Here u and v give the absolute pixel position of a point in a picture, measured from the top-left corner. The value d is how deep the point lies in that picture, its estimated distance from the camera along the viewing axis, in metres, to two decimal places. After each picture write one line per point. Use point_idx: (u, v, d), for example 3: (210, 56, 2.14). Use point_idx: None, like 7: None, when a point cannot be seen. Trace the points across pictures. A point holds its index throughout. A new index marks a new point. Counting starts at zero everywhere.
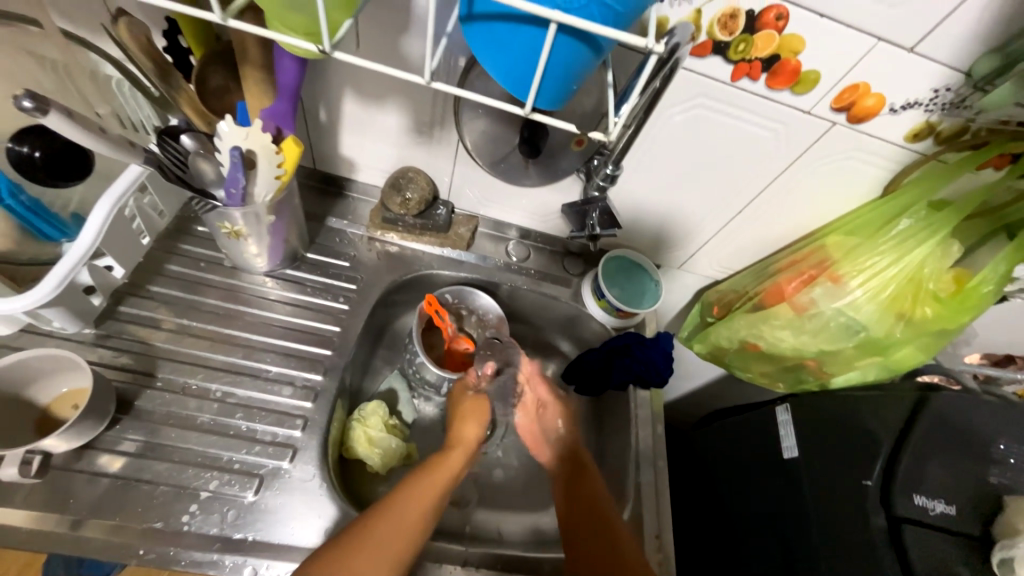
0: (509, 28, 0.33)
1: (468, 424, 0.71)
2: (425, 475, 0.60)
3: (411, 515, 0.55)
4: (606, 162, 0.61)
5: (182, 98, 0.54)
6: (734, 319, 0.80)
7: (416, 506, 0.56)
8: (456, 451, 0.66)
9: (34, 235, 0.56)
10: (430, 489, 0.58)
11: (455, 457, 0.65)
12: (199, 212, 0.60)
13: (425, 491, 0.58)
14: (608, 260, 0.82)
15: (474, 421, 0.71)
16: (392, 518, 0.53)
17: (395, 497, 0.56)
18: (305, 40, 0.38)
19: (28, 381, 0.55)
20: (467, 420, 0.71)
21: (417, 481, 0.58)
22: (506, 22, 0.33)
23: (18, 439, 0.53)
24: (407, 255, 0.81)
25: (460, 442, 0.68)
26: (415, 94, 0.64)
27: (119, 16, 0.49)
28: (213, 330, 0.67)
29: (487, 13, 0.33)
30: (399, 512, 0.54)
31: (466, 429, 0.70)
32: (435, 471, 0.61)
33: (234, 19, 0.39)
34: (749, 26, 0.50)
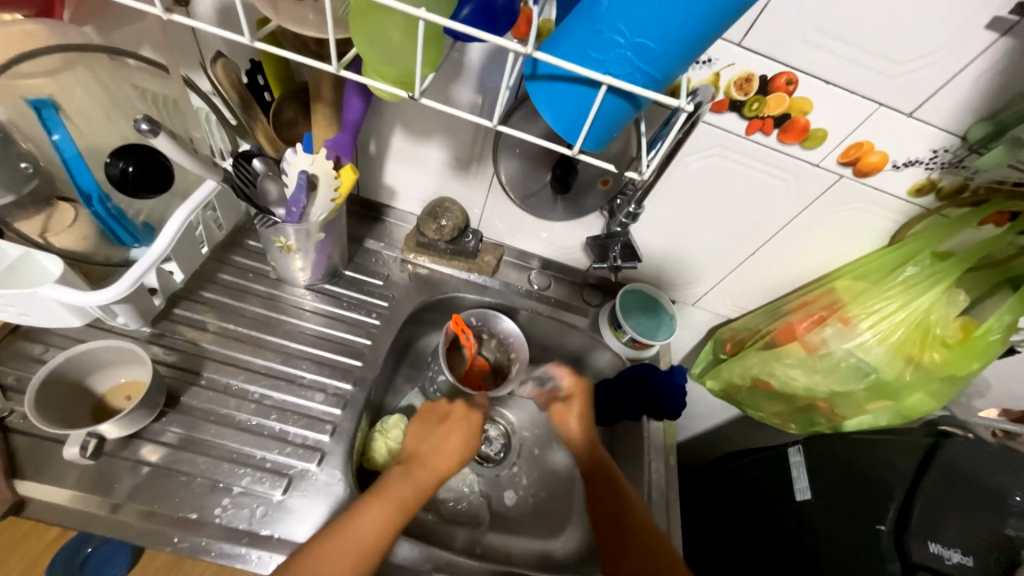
0: (567, 87, 0.39)
1: (441, 450, 0.66)
2: (369, 506, 0.57)
3: (353, 544, 0.54)
4: (630, 201, 0.66)
5: (258, 128, 0.62)
6: (748, 356, 0.82)
7: (370, 528, 0.56)
8: (408, 478, 0.62)
9: (109, 239, 0.62)
10: (376, 520, 0.56)
11: (405, 485, 0.61)
12: (258, 226, 0.66)
13: (366, 526, 0.56)
14: (625, 293, 0.87)
15: (450, 449, 0.66)
16: (334, 551, 0.53)
17: (338, 528, 0.55)
18: (398, 87, 0.43)
19: (90, 370, 0.60)
20: (442, 444, 0.66)
21: (361, 514, 0.56)
22: (564, 83, 0.39)
23: (75, 422, 0.58)
24: (435, 278, 0.87)
25: (422, 470, 0.64)
26: (459, 133, 0.71)
27: (218, 58, 0.57)
28: (254, 335, 0.71)
29: (549, 73, 0.39)
30: (342, 541, 0.54)
31: (438, 454, 0.65)
32: (382, 502, 0.58)
33: (347, 70, 0.43)
34: (763, 88, 0.56)
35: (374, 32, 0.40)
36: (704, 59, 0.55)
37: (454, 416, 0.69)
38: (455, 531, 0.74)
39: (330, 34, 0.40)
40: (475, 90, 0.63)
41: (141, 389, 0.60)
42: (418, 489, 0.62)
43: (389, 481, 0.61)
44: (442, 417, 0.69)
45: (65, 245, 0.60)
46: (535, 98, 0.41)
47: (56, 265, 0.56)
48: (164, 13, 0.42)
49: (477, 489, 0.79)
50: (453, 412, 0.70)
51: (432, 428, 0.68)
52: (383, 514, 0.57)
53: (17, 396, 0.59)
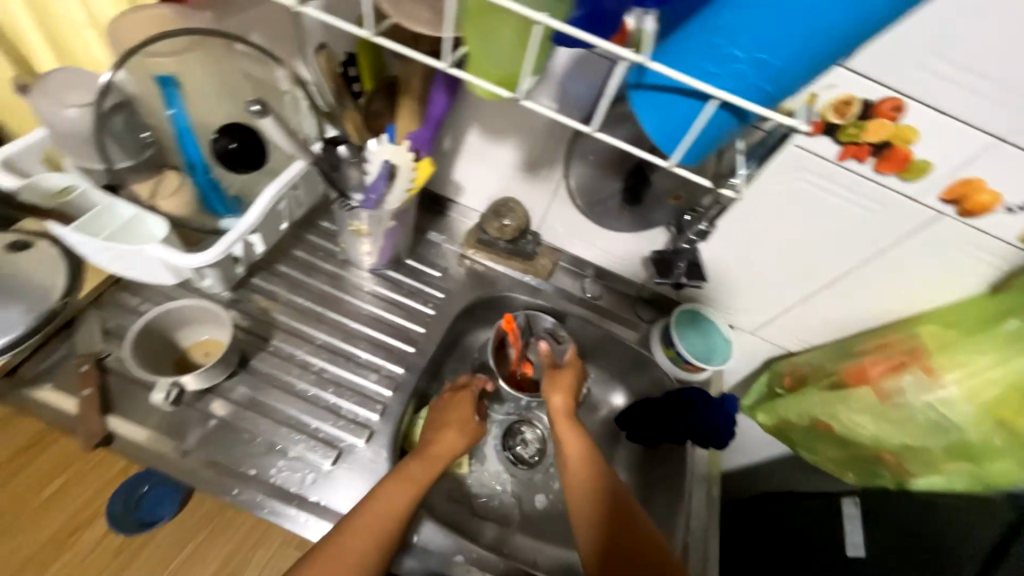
0: (674, 99, 0.38)
1: (450, 433, 0.67)
2: (390, 486, 0.59)
3: (374, 524, 0.56)
4: (701, 219, 0.65)
5: (347, 117, 0.65)
6: (808, 395, 0.78)
7: (388, 509, 0.57)
8: (426, 458, 0.64)
9: (204, 207, 0.67)
10: (393, 502, 0.58)
11: (420, 466, 0.63)
12: (337, 209, 0.70)
13: (388, 505, 0.58)
14: (681, 313, 0.84)
15: (459, 431, 0.68)
16: (360, 530, 0.55)
17: (357, 512, 0.57)
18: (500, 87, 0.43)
19: (177, 324, 0.65)
20: (450, 427, 0.68)
21: (379, 496, 0.58)
22: (670, 95, 0.38)
23: (162, 370, 0.63)
24: (491, 276, 0.88)
25: (435, 451, 0.65)
26: (533, 135, 0.72)
27: (322, 49, 0.62)
28: (318, 310, 0.75)
29: (658, 82, 0.38)
30: (367, 520, 0.56)
31: (447, 437, 0.67)
32: (401, 480, 0.60)
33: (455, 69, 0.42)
34: (864, 113, 0.53)
35: (485, 34, 0.41)
36: None
37: (462, 401, 0.71)
38: (485, 527, 0.75)
39: (445, 28, 0.41)
40: (557, 95, 0.63)
41: (219, 348, 0.66)
42: (433, 467, 0.63)
43: (405, 461, 0.63)
44: (445, 403, 0.71)
45: (171, 210, 0.65)
46: (637, 107, 0.40)
47: (162, 229, 0.62)
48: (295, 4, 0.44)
49: (509, 490, 0.80)
50: (458, 398, 0.72)
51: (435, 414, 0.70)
52: (403, 494, 0.59)
53: (115, 340, 0.65)
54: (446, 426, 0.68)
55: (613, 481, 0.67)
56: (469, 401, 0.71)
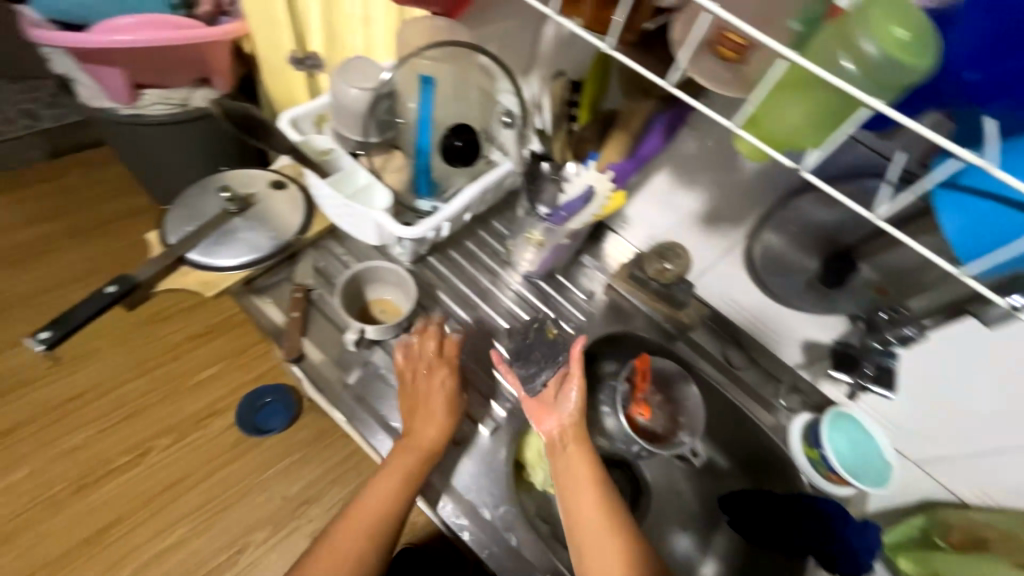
0: (993, 208, 0.36)
1: (429, 427, 0.67)
2: (381, 480, 0.65)
3: (374, 513, 0.64)
4: (907, 323, 0.59)
5: (559, 139, 0.72)
6: (991, 563, 0.63)
7: (377, 503, 0.65)
8: (417, 457, 0.65)
9: (414, 188, 0.78)
10: (383, 495, 0.64)
11: (402, 461, 0.65)
12: (523, 217, 0.78)
13: (377, 498, 0.64)
14: (836, 414, 0.75)
15: (435, 424, 0.67)
16: (360, 512, 0.65)
17: (362, 498, 0.65)
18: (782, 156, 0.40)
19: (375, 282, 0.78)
20: (428, 421, 0.67)
21: (372, 486, 0.65)
22: (989, 202, 0.36)
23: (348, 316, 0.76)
24: (632, 314, 0.88)
25: (416, 442, 0.66)
26: (726, 189, 0.70)
27: (560, 77, 0.70)
28: (474, 300, 0.83)
29: (980, 183, 0.36)
30: (365, 505, 0.65)
31: (427, 431, 0.67)
32: (391, 472, 0.65)
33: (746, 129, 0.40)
34: None
35: (801, 100, 0.37)
36: None
37: (434, 397, 0.68)
38: None
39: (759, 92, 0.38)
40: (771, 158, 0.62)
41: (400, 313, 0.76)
42: (422, 460, 0.66)
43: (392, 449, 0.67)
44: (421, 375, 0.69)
45: (394, 183, 0.78)
46: (940, 204, 0.38)
47: (384, 200, 0.72)
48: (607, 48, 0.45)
49: None
50: (425, 347, 0.71)
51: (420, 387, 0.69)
52: (390, 484, 0.64)
53: (321, 279, 0.79)
54: (425, 422, 0.67)
55: (622, 526, 0.61)
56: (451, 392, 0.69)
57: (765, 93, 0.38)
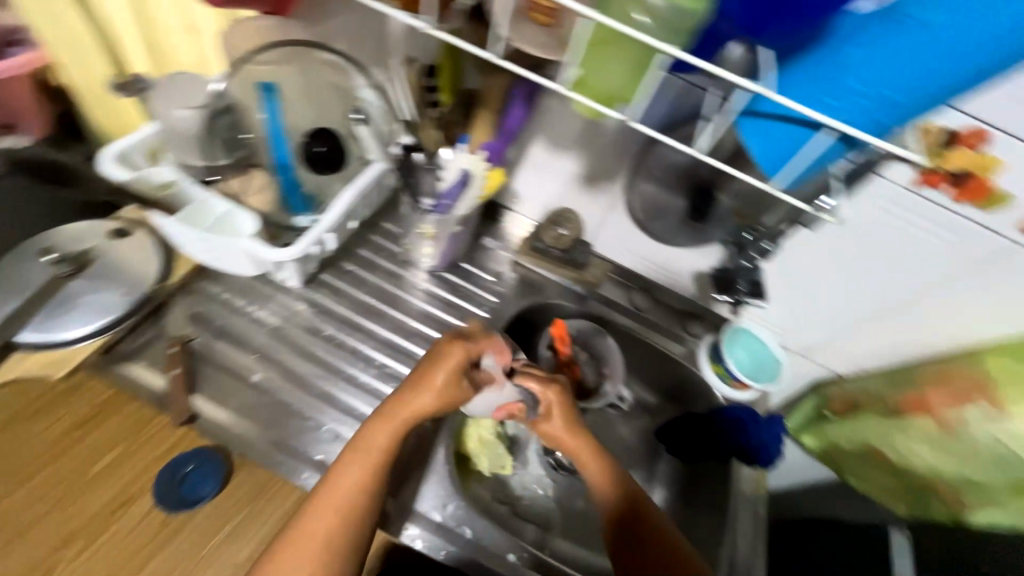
0: (783, 125, 0.42)
1: (421, 395, 0.61)
2: (318, 504, 0.56)
3: (338, 505, 0.55)
4: (764, 238, 0.65)
5: (427, 126, 0.69)
6: (862, 420, 0.77)
7: (326, 513, 0.55)
8: (404, 417, 0.61)
9: (285, 205, 0.71)
10: (350, 484, 0.57)
11: (382, 433, 0.60)
12: (409, 213, 0.74)
13: (348, 482, 0.57)
14: (731, 331, 0.84)
15: (436, 393, 0.61)
16: (328, 502, 0.56)
17: (321, 489, 0.57)
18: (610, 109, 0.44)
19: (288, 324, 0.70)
20: (420, 389, 0.61)
21: (339, 471, 0.57)
22: (780, 122, 0.42)
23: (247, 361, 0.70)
24: (542, 284, 0.90)
25: (405, 408, 0.61)
26: (597, 148, 0.74)
27: (414, 62, 0.67)
28: (381, 307, 0.79)
29: (771, 110, 0.42)
30: (334, 493, 0.56)
31: (420, 397, 0.61)
32: (362, 453, 0.59)
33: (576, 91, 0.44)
34: (947, 142, 0.53)
35: (614, 58, 0.42)
36: None
37: (450, 362, 0.62)
38: (527, 528, 0.77)
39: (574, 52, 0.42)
40: None
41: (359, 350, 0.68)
42: (396, 430, 0.61)
43: (379, 410, 0.62)
44: (431, 366, 0.62)
45: (259, 205, 0.71)
46: (747, 129, 0.44)
47: (249, 226, 0.65)
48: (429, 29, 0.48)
49: (551, 494, 0.81)
50: (452, 354, 0.63)
51: (421, 369, 0.63)
52: (342, 493, 0.56)
53: (199, 325, 0.71)
54: (415, 387, 0.61)
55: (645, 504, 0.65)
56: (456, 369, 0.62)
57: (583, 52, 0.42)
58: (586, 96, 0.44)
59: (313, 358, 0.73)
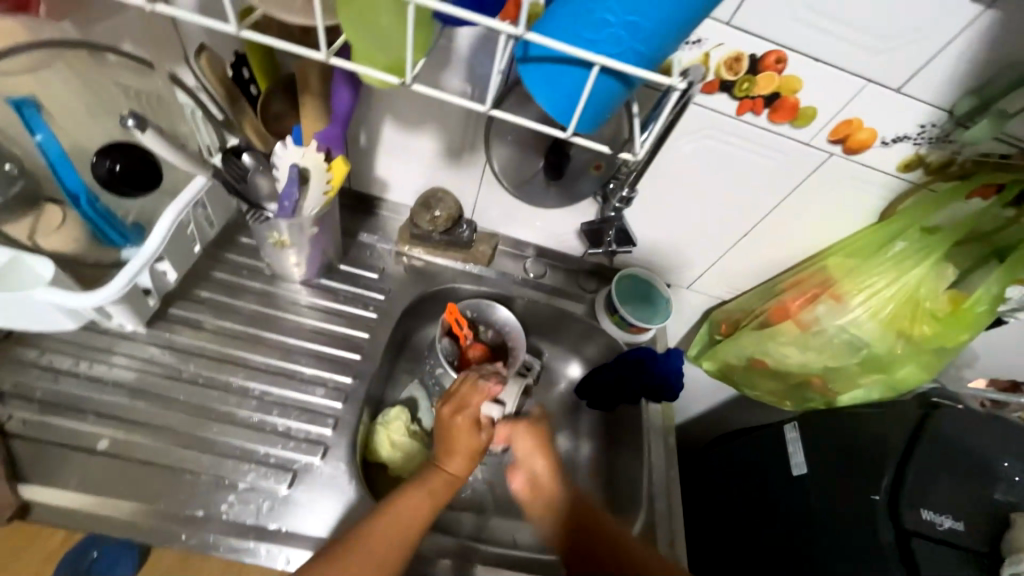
0: (558, 68, 0.39)
1: (457, 458, 0.62)
2: (370, 534, 0.54)
3: (387, 551, 0.54)
4: (623, 185, 0.67)
5: (245, 123, 0.60)
6: (740, 335, 0.84)
7: (366, 560, 0.53)
8: (441, 480, 0.61)
9: (101, 240, 0.61)
10: (396, 529, 0.55)
11: (435, 484, 0.60)
12: (251, 222, 0.65)
13: (399, 530, 0.55)
14: (621, 279, 0.87)
15: (467, 450, 0.63)
16: (370, 547, 0.54)
17: (362, 532, 0.55)
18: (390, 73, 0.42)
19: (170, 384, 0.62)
20: (457, 453, 0.63)
21: (387, 514, 0.56)
22: (555, 65, 0.39)
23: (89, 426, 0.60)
24: (432, 270, 0.85)
25: (448, 471, 0.62)
26: (448, 120, 0.70)
27: (202, 51, 0.56)
28: (252, 332, 0.71)
29: (541, 55, 0.39)
30: (380, 538, 0.54)
31: (455, 461, 0.62)
32: (421, 499, 0.58)
33: (337, 59, 0.42)
34: (752, 67, 0.56)
35: (365, 19, 0.40)
36: (694, 39, 0.55)
37: (467, 417, 0.64)
38: (461, 517, 0.76)
39: (319, 20, 0.39)
40: (465, 77, 0.62)
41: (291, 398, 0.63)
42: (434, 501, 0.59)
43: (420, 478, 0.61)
44: (454, 425, 0.64)
45: (53, 248, 0.59)
46: (528, 78, 0.40)
47: (48, 270, 0.54)
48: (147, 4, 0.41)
49: (480, 478, 0.80)
50: (458, 414, 0.64)
51: (443, 427, 0.64)
52: (387, 543, 0.55)
53: (16, 402, 0.60)
54: (455, 452, 0.63)
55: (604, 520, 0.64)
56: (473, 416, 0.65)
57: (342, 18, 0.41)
58: (362, 64, 0.42)
59: (177, 406, 0.63)
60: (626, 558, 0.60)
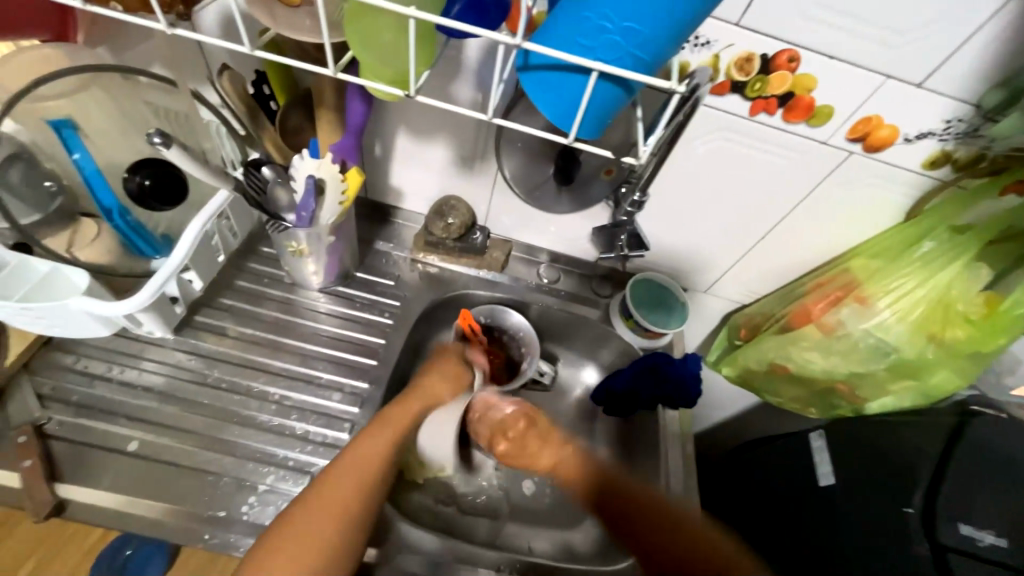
0: (558, 76, 0.39)
1: (436, 380, 0.72)
2: (348, 462, 0.56)
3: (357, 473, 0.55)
4: (634, 189, 0.65)
5: (266, 138, 0.64)
6: (762, 341, 0.82)
7: (344, 488, 0.53)
8: (408, 409, 0.65)
9: (132, 250, 0.64)
10: (367, 456, 0.57)
11: (400, 414, 0.64)
12: (270, 232, 0.67)
13: (368, 452, 0.57)
14: (635, 283, 0.86)
15: (445, 379, 0.73)
16: (344, 472, 0.54)
17: (331, 468, 0.55)
18: (392, 87, 0.43)
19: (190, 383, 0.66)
20: (436, 376, 0.72)
21: (356, 443, 0.58)
22: (555, 72, 0.39)
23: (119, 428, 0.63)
24: (446, 277, 0.86)
25: (416, 397, 0.67)
26: (460, 130, 0.71)
27: (224, 70, 0.60)
28: (272, 338, 0.73)
29: (541, 63, 0.39)
30: (350, 463, 0.55)
31: (434, 382, 0.71)
32: (386, 426, 0.61)
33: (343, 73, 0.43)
34: (764, 67, 0.55)
35: (367, 33, 0.41)
36: (703, 42, 0.55)
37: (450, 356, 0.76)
38: (476, 523, 0.75)
39: (325, 38, 0.41)
40: (475, 86, 0.63)
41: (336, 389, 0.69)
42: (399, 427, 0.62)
43: (384, 412, 0.64)
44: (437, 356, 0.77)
45: (91, 259, 0.62)
46: (529, 86, 0.41)
47: (82, 277, 0.58)
48: (168, 28, 0.42)
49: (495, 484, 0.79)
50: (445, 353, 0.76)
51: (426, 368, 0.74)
52: (363, 472, 0.55)
53: (54, 404, 0.63)
54: (434, 377, 0.72)
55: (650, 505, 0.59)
56: (453, 356, 0.76)
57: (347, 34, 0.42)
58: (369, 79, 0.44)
59: (201, 410, 0.66)
60: (672, 524, 0.55)
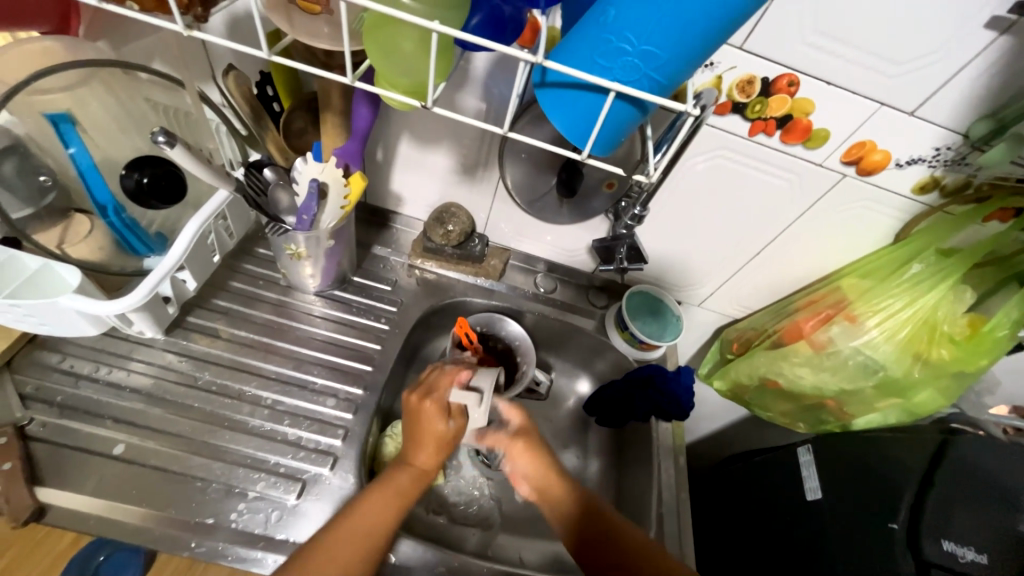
0: (576, 94, 0.40)
1: (427, 452, 0.62)
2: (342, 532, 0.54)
3: (352, 549, 0.53)
4: (636, 203, 0.68)
5: (268, 138, 0.62)
6: (754, 355, 0.83)
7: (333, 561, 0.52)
8: (409, 477, 0.60)
9: (124, 248, 0.63)
10: (373, 520, 0.55)
11: (393, 495, 0.58)
12: (270, 235, 0.65)
13: (364, 533, 0.54)
14: (631, 295, 0.86)
15: (436, 447, 0.62)
16: (335, 548, 0.53)
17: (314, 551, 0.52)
18: (410, 97, 0.44)
19: (200, 402, 0.66)
20: (425, 446, 0.62)
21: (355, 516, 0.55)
22: (573, 91, 0.40)
23: (104, 430, 0.61)
24: (442, 283, 0.86)
25: (416, 467, 0.61)
26: (464, 139, 0.71)
27: (230, 70, 0.58)
28: (265, 341, 0.72)
29: (557, 80, 0.40)
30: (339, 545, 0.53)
31: (425, 454, 0.62)
32: (382, 497, 0.57)
33: (361, 82, 0.43)
34: (764, 90, 0.57)
35: (385, 43, 0.41)
36: (707, 62, 0.56)
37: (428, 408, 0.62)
38: (467, 533, 0.74)
39: (345, 46, 0.41)
40: (481, 97, 0.64)
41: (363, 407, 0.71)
42: (394, 507, 0.57)
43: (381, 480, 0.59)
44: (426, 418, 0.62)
45: (82, 256, 0.61)
46: (544, 102, 0.42)
47: (74, 276, 0.57)
48: (184, 29, 0.42)
49: (487, 494, 0.79)
50: (422, 410, 0.62)
51: (414, 432, 0.63)
52: (358, 541, 0.54)
53: (37, 405, 0.61)
54: (424, 444, 0.62)
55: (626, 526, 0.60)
56: (437, 415, 0.62)
57: (364, 42, 0.42)
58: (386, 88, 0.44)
59: (191, 414, 0.64)
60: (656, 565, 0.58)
